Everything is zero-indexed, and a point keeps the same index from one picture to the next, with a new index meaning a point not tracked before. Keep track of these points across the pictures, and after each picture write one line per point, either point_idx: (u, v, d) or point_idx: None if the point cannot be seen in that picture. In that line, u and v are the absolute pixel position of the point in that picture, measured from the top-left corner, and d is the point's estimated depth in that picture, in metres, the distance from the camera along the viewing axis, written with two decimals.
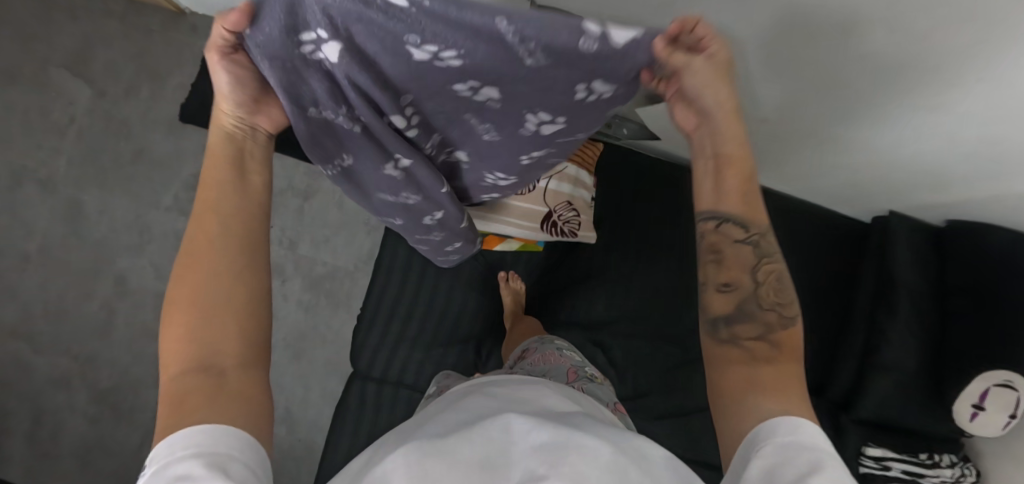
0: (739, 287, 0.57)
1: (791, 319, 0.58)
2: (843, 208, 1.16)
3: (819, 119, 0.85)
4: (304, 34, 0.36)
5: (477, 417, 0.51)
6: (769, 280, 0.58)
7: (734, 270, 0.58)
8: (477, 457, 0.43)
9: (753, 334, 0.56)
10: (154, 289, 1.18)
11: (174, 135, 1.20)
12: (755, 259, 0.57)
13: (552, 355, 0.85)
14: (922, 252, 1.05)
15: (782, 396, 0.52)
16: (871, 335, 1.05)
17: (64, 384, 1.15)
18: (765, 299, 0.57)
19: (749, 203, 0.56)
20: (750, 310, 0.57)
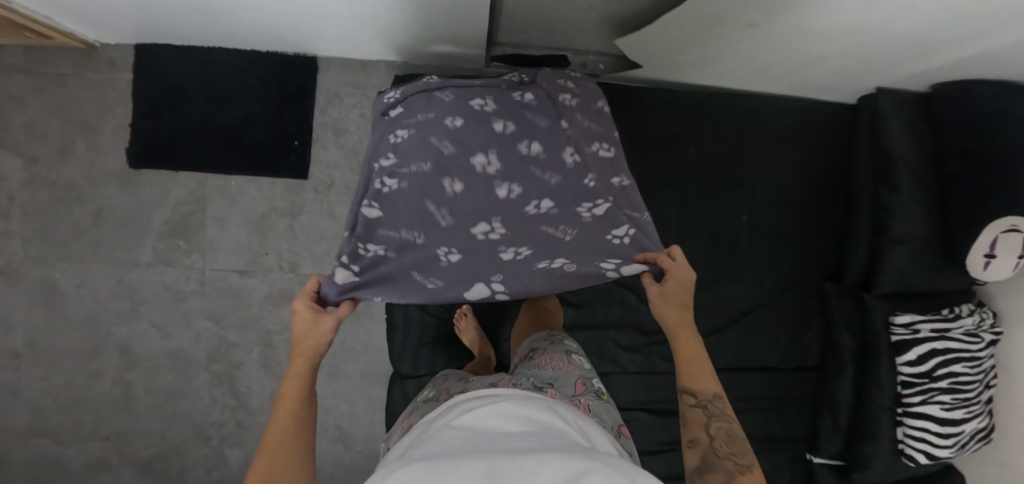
0: (700, 443, 0.61)
1: (747, 467, 0.58)
2: (828, 95, 1.17)
3: (808, 16, 0.83)
4: (493, 285, 0.70)
5: (487, 436, 0.51)
6: (723, 435, 0.61)
7: (696, 428, 0.61)
8: (481, 467, 0.44)
9: (721, 480, 0.58)
10: (162, 350, 1.11)
11: (129, 186, 1.10)
12: (708, 420, 0.61)
13: (561, 360, 0.80)
14: (914, 121, 1.06)
15: None
16: (878, 213, 1.08)
17: (105, 465, 1.11)
18: (722, 450, 0.60)
19: (701, 373, 0.64)
20: (713, 463, 0.59)
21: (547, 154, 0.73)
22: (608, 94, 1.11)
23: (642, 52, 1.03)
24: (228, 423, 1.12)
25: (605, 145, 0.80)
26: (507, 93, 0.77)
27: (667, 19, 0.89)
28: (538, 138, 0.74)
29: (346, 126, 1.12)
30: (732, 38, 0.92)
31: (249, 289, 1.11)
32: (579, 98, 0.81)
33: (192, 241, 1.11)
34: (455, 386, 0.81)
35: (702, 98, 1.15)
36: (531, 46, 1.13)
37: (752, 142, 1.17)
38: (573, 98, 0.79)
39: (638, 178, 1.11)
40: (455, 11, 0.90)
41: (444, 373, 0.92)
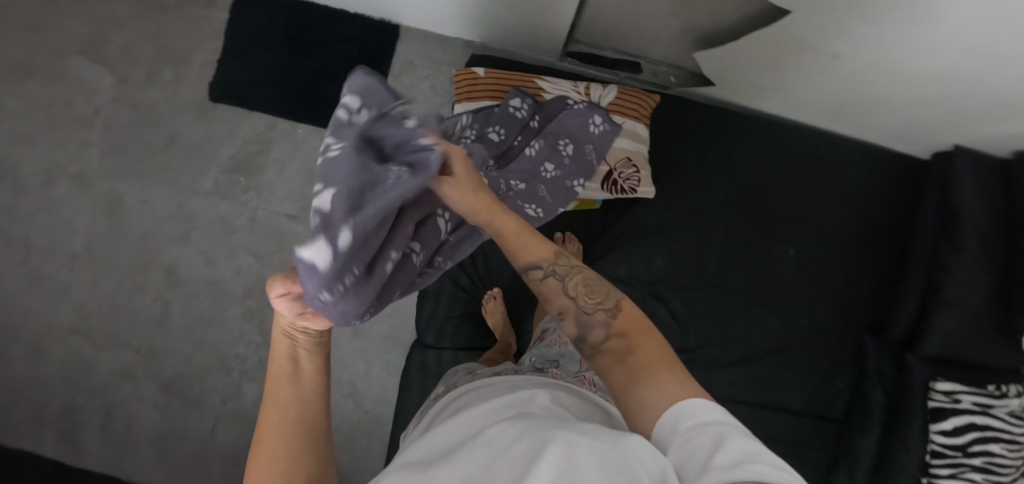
0: (568, 311, 0.55)
1: (616, 305, 0.53)
2: (899, 144, 1.14)
3: (900, 55, 0.83)
4: None
5: (469, 432, 0.45)
6: (581, 289, 0.55)
7: (556, 298, 0.55)
8: (448, 470, 0.37)
9: (603, 335, 0.52)
10: (205, 277, 1.16)
11: (204, 117, 1.16)
12: (561, 287, 0.55)
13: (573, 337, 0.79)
14: (988, 182, 1.02)
15: (656, 371, 0.47)
16: (934, 271, 1.03)
17: (130, 376, 1.16)
18: (587, 307, 0.54)
19: (537, 242, 0.57)
20: (586, 320, 0.53)
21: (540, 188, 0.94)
22: (673, 109, 1.12)
23: (718, 68, 1.03)
24: (250, 359, 1.16)
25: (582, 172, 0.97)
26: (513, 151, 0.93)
27: (750, 39, 0.90)
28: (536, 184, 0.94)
29: (414, 95, 1.15)
30: (812, 67, 0.92)
31: (295, 235, 1.15)
32: (577, 142, 0.97)
33: (251, 179, 1.15)
34: (462, 377, 0.80)
35: (767, 127, 1.14)
36: (605, 48, 1.12)
37: (813, 177, 1.14)
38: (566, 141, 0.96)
39: (690, 193, 1.10)
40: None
41: (453, 370, 0.87)
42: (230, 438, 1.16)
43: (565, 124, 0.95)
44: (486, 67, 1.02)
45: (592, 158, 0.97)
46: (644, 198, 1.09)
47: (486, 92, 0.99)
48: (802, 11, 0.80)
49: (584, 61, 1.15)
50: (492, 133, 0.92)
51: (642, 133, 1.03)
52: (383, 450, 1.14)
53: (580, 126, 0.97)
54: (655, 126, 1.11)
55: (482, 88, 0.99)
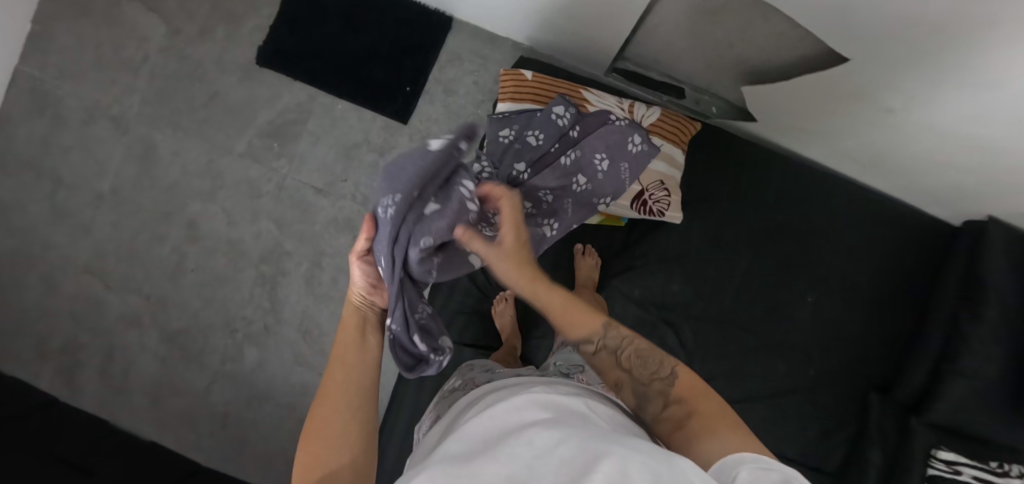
0: (623, 382, 0.60)
1: (670, 375, 0.59)
2: (931, 206, 1.13)
3: (950, 116, 0.83)
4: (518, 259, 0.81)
5: (509, 424, 0.48)
6: (634, 361, 0.61)
7: (613, 371, 0.61)
8: (501, 466, 0.40)
9: (663, 404, 0.58)
10: (224, 236, 1.17)
11: (248, 80, 1.17)
12: (614, 359, 0.61)
13: None
14: (1017, 255, 1.01)
15: (721, 434, 0.53)
16: (952, 339, 1.02)
17: (135, 322, 1.17)
18: (642, 377, 0.59)
19: (582, 312, 0.63)
20: (643, 391, 0.59)
21: (564, 199, 0.95)
22: (711, 139, 1.12)
23: (765, 104, 1.02)
24: (256, 323, 1.17)
25: (606, 193, 0.97)
26: (548, 158, 0.94)
27: (806, 79, 0.89)
28: (558, 196, 0.95)
29: (456, 88, 1.16)
30: (862, 117, 0.92)
31: (319, 208, 1.16)
32: (611, 159, 0.95)
33: (285, 146, 1.16)
34: (481, 374, 0.80)
35: (804, 168, 1.13)
36: (652, 70, 1.10)
37: (843, 226, 1.12)
38: (602, 155, 0.95)
39: (717, 224, 1.10)
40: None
41: (468, 363, 0.88)
42: (225, 397, 1.17)
43: (603, 139, 0.94)
44: (534, 70, 1.04)
45: (626, 177, 0.96)
46: (669, 224, 1.09)
47: (530, 93, 1.00)
48: (860, 61, 0.80)
49: (629, 78, 1.16)
50: (530, 137, 0.95)
51: (678, 159, 1.03)
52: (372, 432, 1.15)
53: (616, 145, 0.95)
54: (691, 153, 1.12)
55: (527, 90, 1.01)
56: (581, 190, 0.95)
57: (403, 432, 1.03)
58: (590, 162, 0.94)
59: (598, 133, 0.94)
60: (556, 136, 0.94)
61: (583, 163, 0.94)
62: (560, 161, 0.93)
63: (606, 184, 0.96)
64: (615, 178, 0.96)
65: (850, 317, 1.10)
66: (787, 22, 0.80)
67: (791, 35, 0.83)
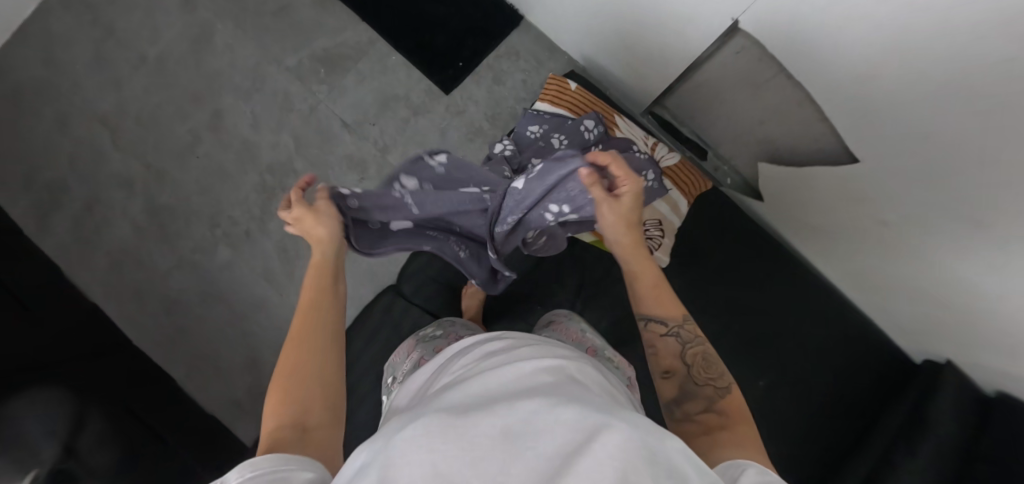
0: (678, 373, 0.66)
1: (724, 389, 0.64)
2: (900, 338, 1.17)
3: (933, 244, 0.88)
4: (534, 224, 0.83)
5: (510, 385, 0.49)
6: (698, 361, 0.66)
7: (671, 358, 0.67)
8: (496, 422, 0.42)
9: (703, 406, 0.63)
10: (241, 136, 1.19)
11: (321, 6, 1.23)
12: (680, 347, 0.67)
13: (575, 332, 0.81)
14: (966, 404, 1.02)
15: (744, 451, 0.55)
16: (883, 460, 0.99)
17: (127, 186, 1.18)
18: (698, 378, 0.65)
19: (668, 298, 0.71)
20: (691, 390, 0.65)
21: None
22: (719, 206, 1.17)
23: (774, 186, 1.08)
24: (239, 226, 1.18)
25: None
26: None
27: (808, 167, 0.96)
28: None
29: (504, 79, 1.21)
30: (860, 223, 0.97)
31: (339, 141, 1.19)
32: None
33: (330, 75, 1.21)
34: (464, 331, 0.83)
35: (793, 262, 1.17)
36: (685, 125, 1.17)
37: (812, 328, 1.15)
38: None
39: (697, 284, 1.12)
40: (665, 32, 0.98)
41: (452, 319, 0.90)
42: (182, 285, 1.18)
43: None
44: (579, 84, 1.09)
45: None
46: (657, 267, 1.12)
47: (568, 102, 1.05)
48: (871, 163, 0.85)
49: (662, 125, 1.21)
50: (554, 139, 0.99)
51: (681, 207, 1.07)
52: None
53: None
54: (693, 212, 1.16)
55: (566, 99, 1.05)
56: None
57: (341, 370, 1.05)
58: None
59: None
60: (578, 147, 0.98)
61: None
62: None
63: None
64: None
65: (791, 414, 1.10)
66: (817, 114, 0.87)
67: (819, 127, 0.89)
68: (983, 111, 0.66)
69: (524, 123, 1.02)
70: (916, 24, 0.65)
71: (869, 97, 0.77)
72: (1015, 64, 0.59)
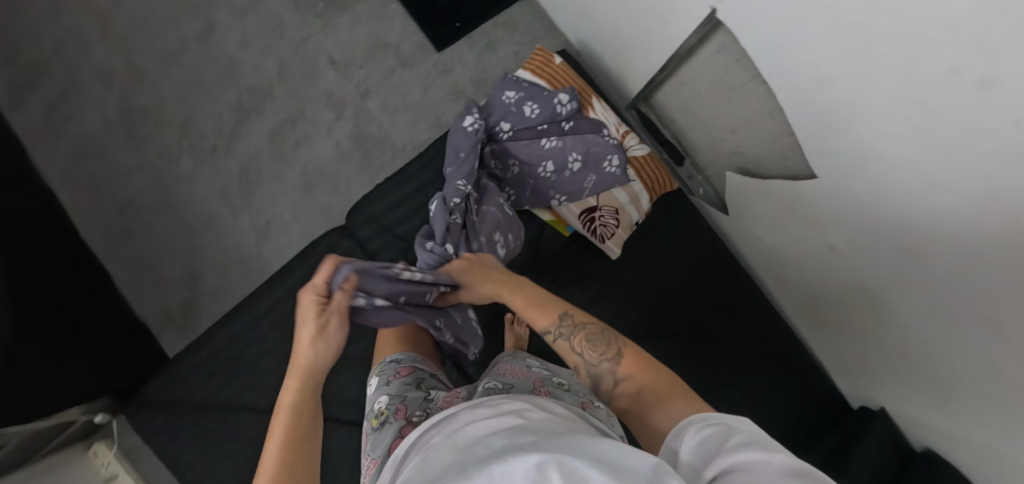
0: (580, 364, 0.68)
1: (621, 355, 0.65)
2: (841, 379, 1.16)
3: (877, 278, 0.86)
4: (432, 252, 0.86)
5: (455, 457, 0.48)
6: (585, 345, 0.67)
7: (570, 356, 0.68)
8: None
9: (614, 381, 0.64)
10: (228, 53, 1.19)
11: None
12: (572, 343, 0.69)
13: (520, 367, 0.87)
14: (888, 452, 1.02)
15: (666, 402, 0.56)
16: None
17: (106, 80, 1.18)
18: (593, 358, 0.66)
19: (543, 306, 0.73)
20: (595, 373, 0.66)
21: (522, 178, 0.99)
22: (682, 212, 1.16)
23: (738, 198, 1.07)
24: (208, 141, 1.18)
25: (563, 196, 1.01)
26: (530, 133, 0.99)
27: (774, 181, 0.94)
28: (521, 170, 0.99)
29: (497, 49, 1.22)
30: (811, 247, 0.96)
31: (322, 76, 1.19)
32: (584, 164, 1.01)
33: (327, 11, 1.21)
34: (416, 402, 0.71)
35: (745, 284, 1.16)
36: (664, 126, 1.17)
37: (753, 354, 1.13)
38: (577, 157, 1.00)
39: (645, 283, 1.10)
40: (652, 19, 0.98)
41: (399, 354, 0.85)
42: (139, 187, 1.17)
43: (586, 143, 1.01)
44: (565, 60, 1.09)
45: (590, 191, 1.02)
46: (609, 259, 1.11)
47: (550, 75, 1.05)
48: (828, 184, 0.83)
49: (644, 122, 1.21)
50: (526, 108, 1.00)
51: (640, 200, 1.07)
52: (247, 291, 1.16)
53: (593, 154, 1.02)
54: (655, 212, 1.14)
55: (549, 71, 1.06)
56: (545, 176, 0.99)
57: None
58: (563, 157, 1.00)
59: (583, 136, 1.01)
60: (548, 120, 1.00)
61: (556, 154, 0.99)
62: (539, 141, 0.99)
63: (568, 185, 1.01)
64: (577, 184, 1.01)
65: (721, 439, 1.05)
66: (784, 126, 0.85)
67: (785, 141, 0.87)
68: (927, 125, 0.64)
69: (501, 87, 1.02)
70: (877, 26, 0.62)
71: (827, 107, 0.75)
72: (964, 77, 0.57)
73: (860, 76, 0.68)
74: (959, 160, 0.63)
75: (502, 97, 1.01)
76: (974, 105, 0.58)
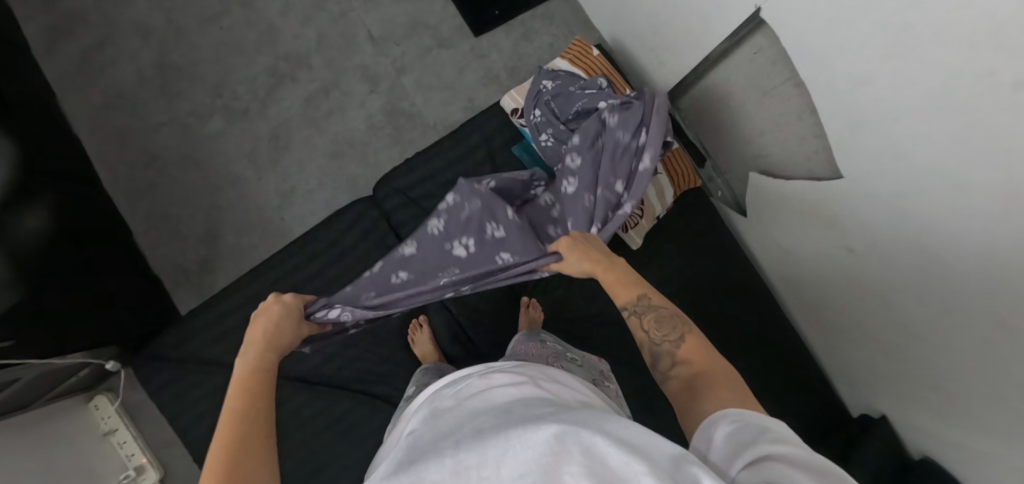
0: (643, 343, 0.65)
1: (683, 338, 0.62)
2: (843, 386, 1.18)
3: (892, 279, 0.89)
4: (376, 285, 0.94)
5: (469, 429, 0.49)
6: (653, 323, 0.65)
7: (636, 333, 0.66)
8: (449, 462, 0.42)
9: (670, 363, 0.62)
10: (269, 19, 1.21)
11: None
12: (640, 321, 0.66)
13: (535, 344, 0.89)
14: (890, 459, 1.02)
15: (714, 385, 0.55)
16: None
17: (143, 35, 1.19)
18: (654, 337, 0.64)
19: (621, 285, 0.71)
20: (655, 351, 0.63)
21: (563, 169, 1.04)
22: (702, 211, 1.19)
23: (758, 198, 1.10)
24: (240, 103, 1.19)
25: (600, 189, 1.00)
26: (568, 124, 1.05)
27: (797, 180, 0.97)
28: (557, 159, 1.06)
29: (533, 39, 1.27)
30: (829, 247, 0.99)
31: (360, 49, 1.21)
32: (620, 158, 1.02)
33: None
34: None
35: (758, 285, 1.19)
36: (688, 127, 1.20)
37: (761, 354, 1.15)
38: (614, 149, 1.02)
39: (660, 275, 1.13)
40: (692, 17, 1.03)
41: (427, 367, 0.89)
42: (167, 143, 1.17)
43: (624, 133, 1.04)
44: (601, 53, 1.14)
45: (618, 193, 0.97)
46: (628, 249, 1.13)
47: (587, 64, 1.10)
48: (853, 184, 0.87)
49: (670, 123, 1.24)
50: (569, 96, 1.06)
51: (664, 194, 1.11)
52: (265, 254, 1.16)
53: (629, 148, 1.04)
54: (676, 208, 1.18)
55: (586, 61, 1.11)
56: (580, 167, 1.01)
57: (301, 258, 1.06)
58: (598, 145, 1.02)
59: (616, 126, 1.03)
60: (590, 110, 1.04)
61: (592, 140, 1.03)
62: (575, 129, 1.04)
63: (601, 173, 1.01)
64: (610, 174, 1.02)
65: None
66: (814, 127, 0.89)
67: (812, 143, 0.90)
68: (962, 126, 0.67)
69: (543, 78, 1.08)
70: (919, 27, 0.66)
71: (863, 107, 0.79)
72: (999, 77, 0.61)
73: (899, 78, 0.72)
74: (988, 161, 0.66)
75: (543, 85, 1.08)
76: (1010, 107, 0.61)
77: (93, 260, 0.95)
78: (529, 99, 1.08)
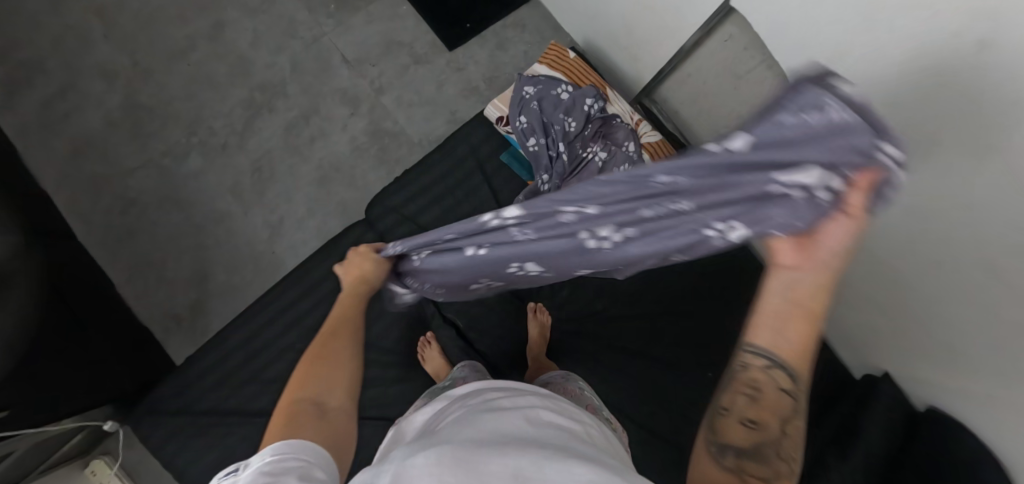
0: (763, 428, 0.53)
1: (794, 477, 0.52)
2: (844, 351, 1.22)
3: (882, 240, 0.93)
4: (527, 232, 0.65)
5: (516, 435, 0.45)
6: (794, 435, 0.54)
7: (767, 410, 0.54)
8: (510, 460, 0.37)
9: (763, 474, 0.51)
10: (240, 51, 1.20)
11: None
12: (786, 411, 0.54)
13: (571, 390, 0.84)
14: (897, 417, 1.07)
15: None
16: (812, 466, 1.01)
17: (107, 78, 1.15)
18: (783, 450, 0.52)
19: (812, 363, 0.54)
20: (769, 455, 0.52)
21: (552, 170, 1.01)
22: None
23: None
24: (218, 137, 1.16)
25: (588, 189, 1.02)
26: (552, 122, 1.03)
27: None
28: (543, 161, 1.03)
29: (507, 48, 1.29)
30: None
31: (336, 74, 1.21)
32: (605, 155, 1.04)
33: (341, 10, 1.24)
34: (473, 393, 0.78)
35: None
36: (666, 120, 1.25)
37: None
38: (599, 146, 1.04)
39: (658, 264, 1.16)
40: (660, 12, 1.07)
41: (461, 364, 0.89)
42: (143, 185, 1.13)
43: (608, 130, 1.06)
44: (578, 55, 1.18)
45: None
46: None
47: (565, 67, 1.13)
48: None
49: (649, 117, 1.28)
50: (553, 96, 1.06)
51: None
52: (260, 289, 1.12)
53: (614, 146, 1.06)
54: None
55: (564, 64, 1.14)
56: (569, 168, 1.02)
57: (300, 288, 1.03)
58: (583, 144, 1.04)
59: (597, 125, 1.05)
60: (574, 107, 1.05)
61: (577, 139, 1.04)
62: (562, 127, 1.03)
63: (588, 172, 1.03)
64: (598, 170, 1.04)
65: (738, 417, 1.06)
66: None
67: None
68: (935, 86, 0.71)
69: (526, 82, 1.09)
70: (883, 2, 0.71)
71: (837, 81, 0.83)
72: (963, 39, 0.65)
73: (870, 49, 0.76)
74: None
75: (526, 87, 1.08)
76: None
77: (75, 312, 0.88)
78: (514, 106, 1.06)
